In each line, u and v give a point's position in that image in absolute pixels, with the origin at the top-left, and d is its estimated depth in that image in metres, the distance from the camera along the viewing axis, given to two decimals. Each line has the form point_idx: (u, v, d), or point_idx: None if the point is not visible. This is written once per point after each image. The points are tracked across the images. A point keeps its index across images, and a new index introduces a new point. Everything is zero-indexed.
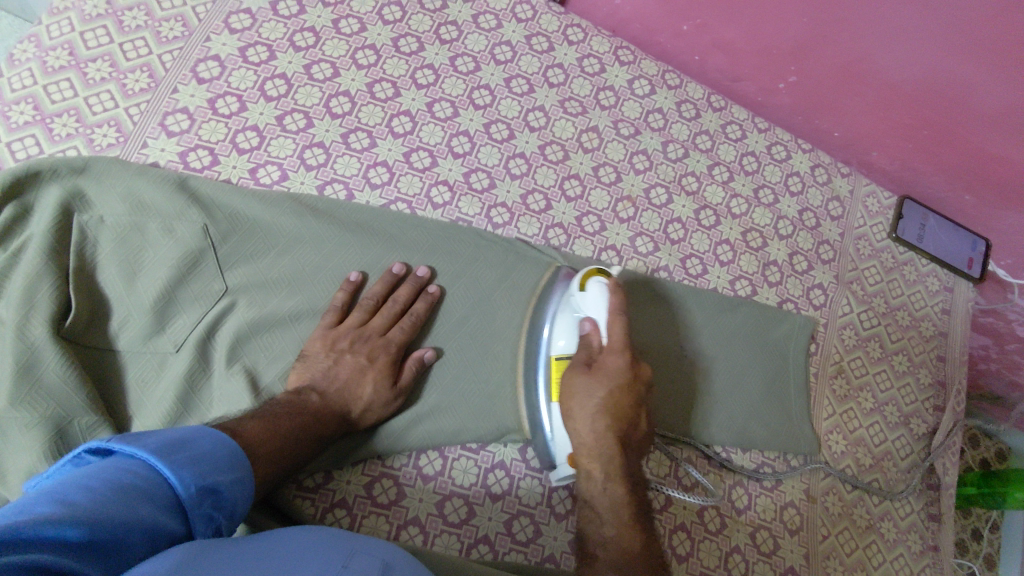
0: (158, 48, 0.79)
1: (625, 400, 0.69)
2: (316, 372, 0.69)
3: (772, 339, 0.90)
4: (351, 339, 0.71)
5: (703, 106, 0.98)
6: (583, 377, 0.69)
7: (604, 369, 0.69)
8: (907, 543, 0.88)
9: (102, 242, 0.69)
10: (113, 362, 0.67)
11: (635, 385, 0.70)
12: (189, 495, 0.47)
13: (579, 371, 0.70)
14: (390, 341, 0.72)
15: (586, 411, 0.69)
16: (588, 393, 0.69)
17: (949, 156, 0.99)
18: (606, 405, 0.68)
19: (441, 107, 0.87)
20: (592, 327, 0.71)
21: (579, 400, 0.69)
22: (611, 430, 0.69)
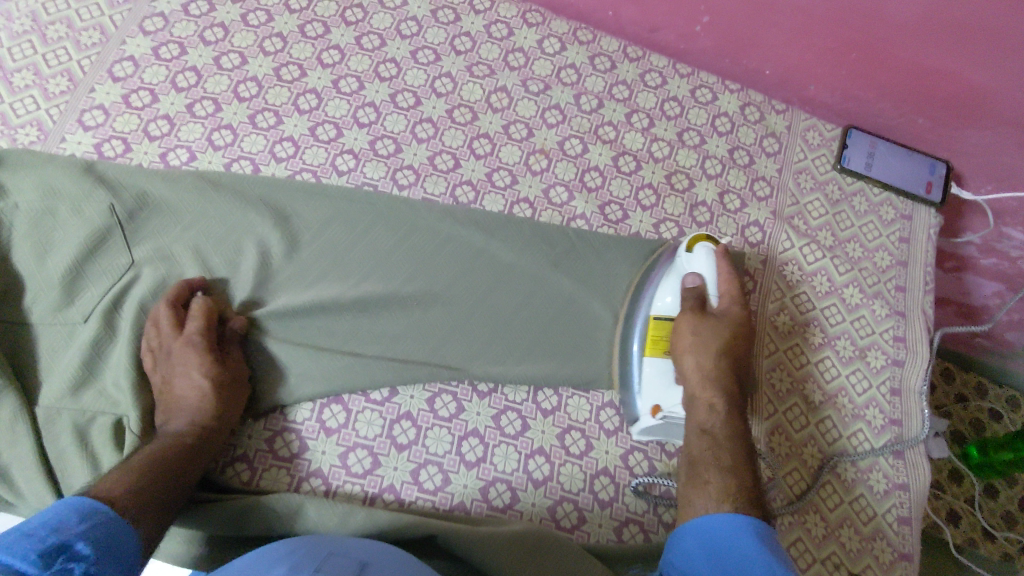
0: (78, 54, 0.86)
1: (737, 344, 0.74)
2: (173, 408, 0.68)
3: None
4: (169, 365, 0.69)
5: (618, 58, 0.99)
6: (701, 323, 0.74)
7: (721, 313, 0.75)
8: (869, 482, 0.80)
9: (17, 225, 0.75)
10: (26, 333, 0.72)
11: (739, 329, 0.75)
12: (33, 564, 0.46)
13: (693, 315, 0.75)
14: (190, 333, 0.69)
15: (702, 347, 0.72)
16: (709, 335, 0.73)
17: (884, 77, 0.93)
18: (722, 345, 0.73)
19: (347, 83, 0.90)
20: (700, 281, 0.77)
21: (700, 339, 0.73)
22: (725, 368, 0.72)
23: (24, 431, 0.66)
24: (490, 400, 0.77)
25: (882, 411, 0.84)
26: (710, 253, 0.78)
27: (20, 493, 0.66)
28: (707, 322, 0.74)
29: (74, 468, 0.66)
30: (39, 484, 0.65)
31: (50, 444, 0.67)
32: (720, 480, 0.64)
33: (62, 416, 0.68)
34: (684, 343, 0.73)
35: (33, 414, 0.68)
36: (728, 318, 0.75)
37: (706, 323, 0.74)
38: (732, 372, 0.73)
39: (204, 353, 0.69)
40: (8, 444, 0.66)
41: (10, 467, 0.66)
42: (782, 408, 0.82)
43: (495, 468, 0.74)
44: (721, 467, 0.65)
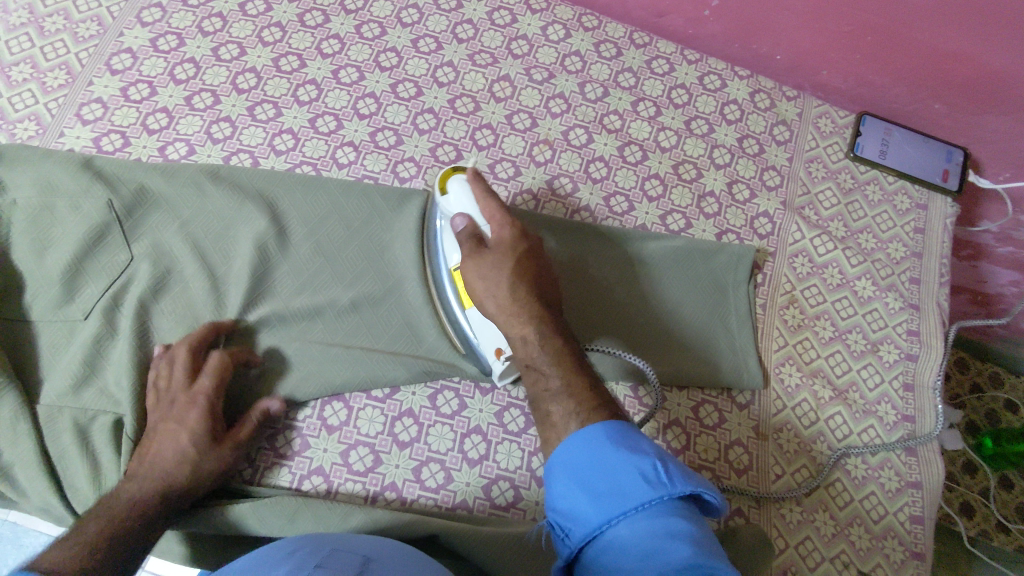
0: (76, 47, 0.85)
1: (529, 266, 0.67)
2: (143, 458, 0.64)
3: (709, 270, 0.84)
4: (162, 414, 0.66)
5: (625, 45, 0.96)
6: (483, 260, 0.66)
7: (500, 243, 0.67)
8: (880, 480, 0.78)
9: (15, 222, 0.74)
10: (27, 330, 0.72)
11: (523, 245, 0.67)
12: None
13: (474, 257, 0.67)
14: (198, 392, 0.66)
15: (500, 281, 0.65)
16: (495, 273, 0.65)
17: (900, 60, 0.90)
18: (515, 272, 0.65)
19: (347, 73, 0.89)
20: (465, 219, 0.69)
21: (493, 278, 0.65)
22: (530, 291, 0.65)
23: (25, 430, 0.66)
24: (493, 397, 0.76)
25: (894, 406, 0.82)
26: (462, 187, 0.72)
27: (22, 491, 0.66)
28: (493, 256, 0.66)
29: (75, 466, 0.66)
30: (41, 483, 0.65)
31: (51, 442, 0.67)
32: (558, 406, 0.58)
33: (63, 413, 0.68)
34: (473, 284, 0.67)
35: (34, 412, 0.68)
36: (514, 245, 0.67)
37: (502, 252, 0.67)
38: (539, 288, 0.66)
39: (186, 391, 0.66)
40: (10, 442, 0.66)
41: (12, 466, 0.66)
42: (790, 404, 0.80)
43: (498, 465, 0.73)
44: (555, 394, 0.59)
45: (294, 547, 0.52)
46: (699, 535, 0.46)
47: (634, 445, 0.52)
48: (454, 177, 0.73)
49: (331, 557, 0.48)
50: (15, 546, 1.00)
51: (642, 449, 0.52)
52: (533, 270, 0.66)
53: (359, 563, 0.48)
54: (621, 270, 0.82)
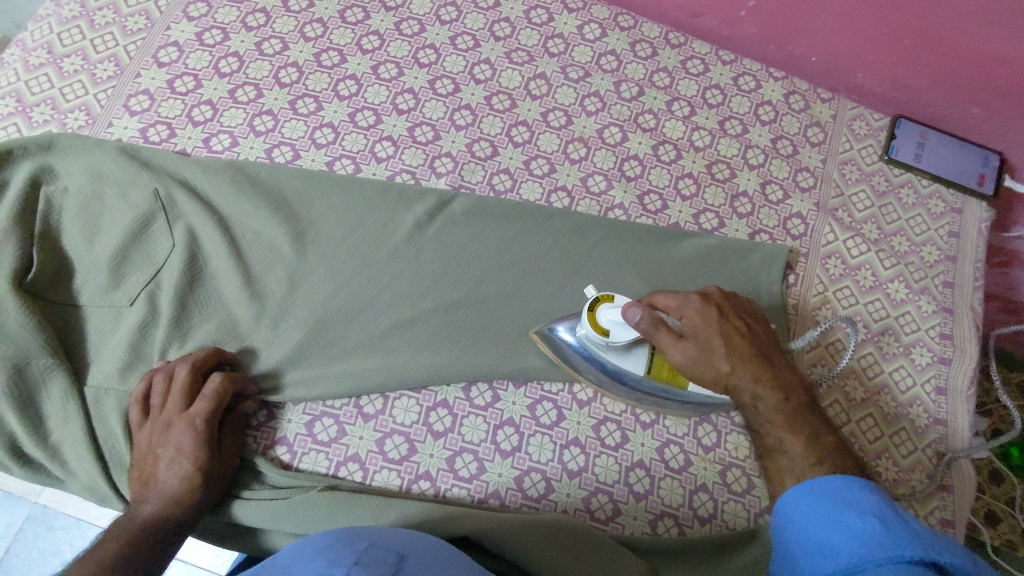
0: (124, 40, 0.88)
1: (733, 326, 0.68)
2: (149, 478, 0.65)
3: (740, 271, 0.84)
4: (158, 436, 0.66)
5: (660, 44, 0.97)
6: (686, 348, 0.68)
7: (693, 329, 0.68)
8: (911, 482, 0.78)
9: (65, 209, 0.76)
10: (75, 314, 0.74)
11: (716, 309, 0.68)
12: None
13: (675, 348, 0.68)
14: (196, 417, 0.67)
15: (717, 358, 0.67)
16: (713, 353, 0.67)
17: (937, 63, 0.90)
18: (728, 348, 0.67)
19: (386, 69, 0.90)
20: (639, 311, 0.69)
21: (708, 353, 0.67)
22: (741, 347, 0.67)
23: (73, 411, 0.68)
24: (526, 390, 0.77)
25: (927, 410, 0.82)
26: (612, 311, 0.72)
27: (70, 470, 0.68)
28: (689, 343, 0.68)
29: (121, 447, 0.68)
30: (88, 463, 0.67)
31: (98, 423, 0.69)
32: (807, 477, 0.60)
33: (109, 396, 0.70)
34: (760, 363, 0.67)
35: (80, 394, 0.70)
36: (705, 317, 0.68)
37: (706, 325, 0.68)
38: (750, 348, 0.67)
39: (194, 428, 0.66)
40: (59, 422, 0.68)
41: (61, 445, 0.68)
42: (822, 405, 0.80)
43: (530, 457, 0.74)
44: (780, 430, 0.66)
45: (330, 536, 0.50)
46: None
47: (860, 502, 0.52)
48: (601, 308, 0.73)
49: (367, 551, 0.46)
50: (45, 529, 1.02)
51: (869, 506, 0.51)
52: (734, 332, 0.68)
53: (394, 559, 0.47)
54: (655, 273, 0.82)
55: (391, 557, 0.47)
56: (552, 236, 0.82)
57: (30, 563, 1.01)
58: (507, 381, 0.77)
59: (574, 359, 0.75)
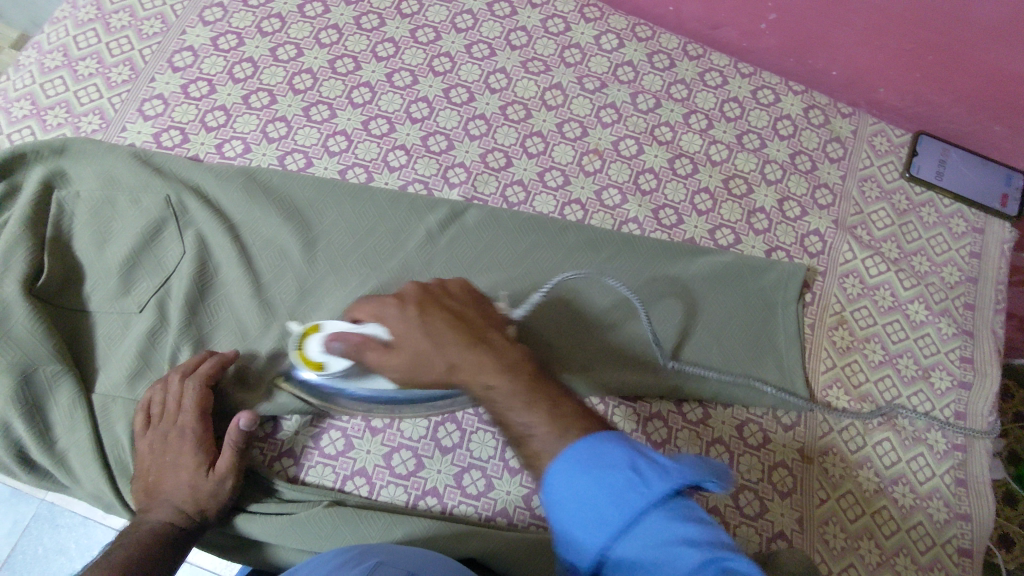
0: (140, 44, 0.87)
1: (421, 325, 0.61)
2: (149, 491, 0.64)
3: (755, 286, 0.83)
4: (156, 447, 0.66)
5: (678, 56, 0.96)
6: (403, 354, 0.59)
7: (405, 334, 0.59)
8: (928, 510, 0.76)
9: (77, 214, 0.76)
10: (85, 320, 0.73)
11: (412, 308, 0.60)
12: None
13: (387, 359, 0.60)
14: (187, 430, 0.66)
15: (478, 353, 0.56)
16: (462, 349, 0.57)
17: (961, 82, 0.88)
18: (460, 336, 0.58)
19: (401, 77, 0.89)
20: (338, 338, 0.62)
21: (407, 353, 0.58)
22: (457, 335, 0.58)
23: (80, 418, 0.68)
24: None
25: (944, 436, 0.80)
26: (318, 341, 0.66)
27: (76, 477, 0.68)
28: (393, 351, 0.59)
29: (127, 456, 0.68)
30: (93, 472, 0.67)
31: (105, 431, 0.69)
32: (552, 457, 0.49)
33: (116, 404, 0.70)
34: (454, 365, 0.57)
35: (88, 401, 0.69)
36: (406, 321, 0.60)
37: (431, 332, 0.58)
38: (473, 335, 0.58)
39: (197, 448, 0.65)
40: (66, 429, 0.68)
41: (67, 453, 0.68)
42: (837, 427, 0.79)
43: None
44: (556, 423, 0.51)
45: (342, 553, 0.50)
46: (706, 533, 0.42)
47: (605, 457, 0.47)
48: (311, 338, 0.67)
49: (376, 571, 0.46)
50: (51, 526, 1.02)
51: (617, 461, 0.46)
52: (452, 323, 0.59)
53: None
54: (665, 288, 0.81)
55: None
56: (565, 250, 0.81)
57: (35, 563, 1.01)
58: None
59: (303, 382, 0.71)
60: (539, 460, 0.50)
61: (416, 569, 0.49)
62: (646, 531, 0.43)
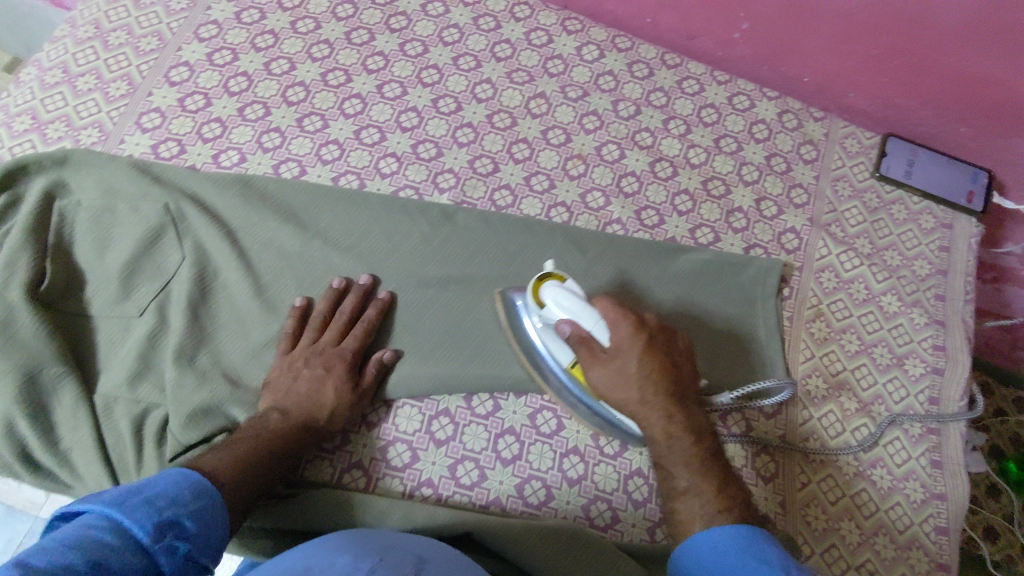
0: (137, 60, 0.90)
1: (651, 358, 0.67)
2: (280, 395, 0.71)
3: (743, 296, 0.86)
4: (308, 356, 0.73)
5: (656, 65, 1.00)
6: (605, 367, 0.67)
7: (621, 349, 0.67)
8: (905, 491, 0.79)
9: (77, 222, 0.78)
10: (86, 324, 0.75)
11: (646, 335, 0.67)
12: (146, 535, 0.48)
13: (593, 365, 0.68)
14: (347, 349, 0.74)
15: (630, 384, 0.66)
16: (623, 379, 0.66)
17: (927, 84, 0.93)
18: (642, 372, 0.66)
19: (391, 88, 0.93)
20: (571, 325, 0.69)
21: (621, 368, 0.66)
22: (658, 382, 0.66)
23: (83, 417, 0.70)
24: (527, 400, 0.79)
25: (920, 421, 0.83)
26: (559, 289, 0.71)
27: (79, 475, 0.69)
28: (611, 356, 0.67)
29: (129, 453, 0.69)
30: (95, 469, 0.68)
31: (107, 429, 0.70)
32: (692, 502, 0.62)
33: (118, 403, 0.72)
34: (603, 386, 0.68)
35: (90, 401, 0.71)
36: (634, 342, 0.67)
37: (605, 359, 0.68)
38: (670, 383, 0.66)
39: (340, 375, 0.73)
40: (69, 428, 0.70)
41: (70, 451, 0.69)
42: (817, 414, 0.82)
43: (530, 465, 0.75)
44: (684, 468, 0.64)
45: (358, 536, 0.53)
46: None
47: (762, 552, 0.55)
48: (547, 285, 0.72)
49: (387, 557, 0.49)
50: None
51: (768, 558, 0.54)
52: (661, 358, 0.67)
53: (412, 566, 0.49)
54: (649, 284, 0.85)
55: (409, 562, 0.49)
56: (551, 249, 0.85)
57: None
58: (509, 391, 0.78)
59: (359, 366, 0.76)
60: (689, 521, 0.61)
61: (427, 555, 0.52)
62: None
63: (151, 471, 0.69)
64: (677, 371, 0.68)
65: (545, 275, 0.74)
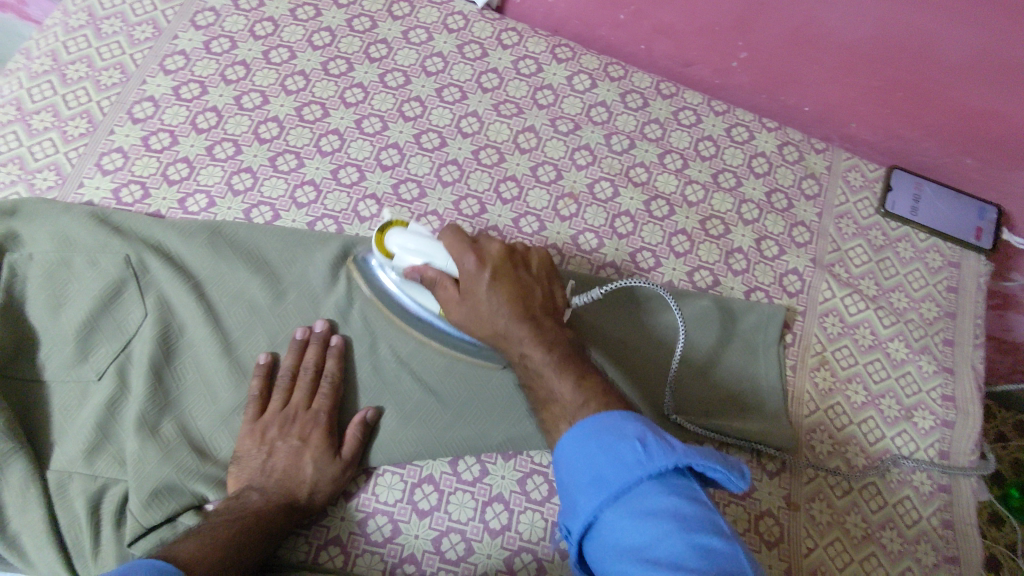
0: (98, 95, 0.84)
1: (501, 280, 0.68)
2: (252, 470, 0.66)
3: (715, 313, 0.82)
4: (279, 424, 0.68)
5: (651, 95, 0.95)
6: (462, 304, 0.69)
7: (469, 286, 0.69)
8: (916, 555, 0.75)
9: (31, 278, 0.73)
10: (40, 390, 0.70)
11: (488, 268, 0.68)
12: None
13: (452, 303, 0.70)
14: (320, 410, 0.70)
15: (483, 318, 0.68)
16: (475, 312, 0.68)
17: (933, 117, 0.88)
18: (492, 300, 0.67)
19: (370, 123, 0.87)
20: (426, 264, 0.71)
21: (476, 305, 0.68)
22: (510, 305, 0.67)
23: (34, 498, 0.64)
24: (516, 462, 0.74)
25: (929, 477, 0.79)
26: (404, 234, 0.73)
27: (29, 561, 0.64)
28: (463, 295, 0.69)
29: (84, 537, 0.64)
30: (48, 555, 0.63)
31: (61, 510, 0.65)
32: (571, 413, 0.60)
33: (73, 480, 0.66)
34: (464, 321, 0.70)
35: (43, 478, 0.66)
36: (479, 274, 0.68)
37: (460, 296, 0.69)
38: (524, 308, 0.68)
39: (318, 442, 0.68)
40: (20, 510, 0.64)
41: (21, 535, 0.64)
42: (823, 472, 0.77)
43: (520, 536, 0.70)
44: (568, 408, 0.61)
45: None
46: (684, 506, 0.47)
47: (621, 430, 0.53)
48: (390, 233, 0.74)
49: None
50: None
51: (629, 434, 0.53)
52: (511, 287, 0.68)
53: None
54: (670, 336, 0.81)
55: None
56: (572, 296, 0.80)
57: None
58: (496, 453, 0.74)
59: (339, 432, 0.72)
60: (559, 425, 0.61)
61: None
62: (634, 500, 0.49)
63: (109, 557, 0.63)
64: (531, 294, 0.69)
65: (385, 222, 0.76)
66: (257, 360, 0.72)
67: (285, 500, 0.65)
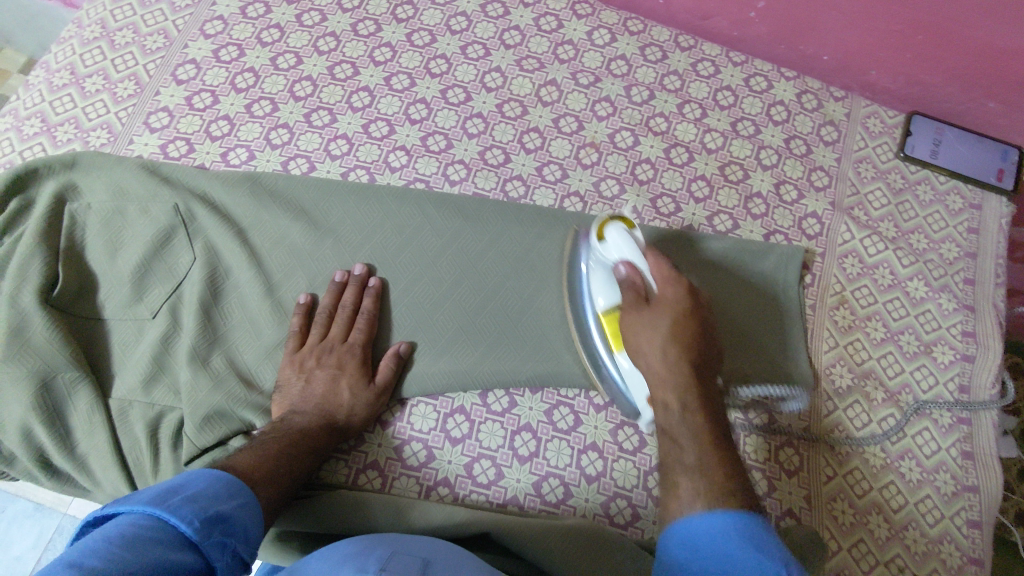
0: (144, 59, 0.90)
1: (689, 326, 0.65)
2: (293, 395, 0.71)
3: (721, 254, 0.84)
4: (317, 355, 0.73)
5: (670, 48, 0.97)
6: (645, 313, 0.66)
7: (661, 300, 0.66)
8: (935, 484, 0.77)
9: (89, 225, 0.78)
10: (101, 327, 0.76)
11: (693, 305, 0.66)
12: (195, 531, 0.49)
13: (635, 308, 0.67)
14: (354, 344, 0.74)
15: (656, 335, 0.65)
16: (652, 328, 0.65)
17: (955, 58, 0.88)
18: (671, 331, 0.64)
19: (398, 80, 0.91)
20: (628, 267, 0.69)
21: (653, 322, 0.65)
22: (683, 356, 0.63)
23: (99, 422, 0.70)
24: (543, 395, 0.77)
25: (949, 408, 0.81)
26: (623, 232, 0.71)
27: (97, 480, 0.70)
28: (651, 307, 0.66)
29: (145, 457, 0.69)
30: (113, 473, 0.69)
31: (123, 434, 0.70)
32: (695, 481, 0.55)
33: (133, 408, 0.72)
34: (632, 339, 0.67)
35: (107, 405, 0.72)
36: (679, 301, 0.66)
37: (642, 308, 0.67)
38: (697, 357, 0.64)
39: (354, 371, 0.73)
40: (86, 434, 0.70)
41: (88, 456, 0.70)
42: (842, 405, 0.80)
43: (548, 462, 0.74)
44: (684, 468, 0.57)
45: (364, 544, 0.54)
46: None
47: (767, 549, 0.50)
48: (612, 225, 0.72)
49: (392, 563, 0.49)
50: None
51: (773, 554, 0.50)
52: (694, 331, 0.65)
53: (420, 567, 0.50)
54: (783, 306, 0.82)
55: (417, 565, 0.50)
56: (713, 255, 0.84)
57: None
58: (524, 387, 0.77)
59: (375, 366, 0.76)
60: (682, 504, 0.55)
61: (432, 558, 0.53)
62: None
63: (168, 475, 0.69)
64: (708, 355, 0.65)
65: (618, 217, 0.74)
66: (297, 300, 0.77)
67: (324, 423, 0.70)
